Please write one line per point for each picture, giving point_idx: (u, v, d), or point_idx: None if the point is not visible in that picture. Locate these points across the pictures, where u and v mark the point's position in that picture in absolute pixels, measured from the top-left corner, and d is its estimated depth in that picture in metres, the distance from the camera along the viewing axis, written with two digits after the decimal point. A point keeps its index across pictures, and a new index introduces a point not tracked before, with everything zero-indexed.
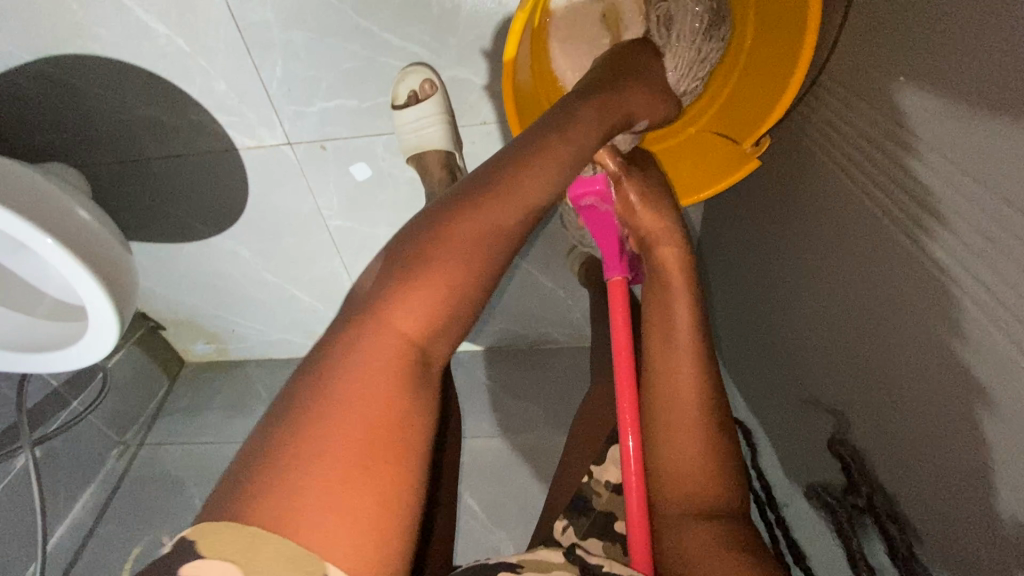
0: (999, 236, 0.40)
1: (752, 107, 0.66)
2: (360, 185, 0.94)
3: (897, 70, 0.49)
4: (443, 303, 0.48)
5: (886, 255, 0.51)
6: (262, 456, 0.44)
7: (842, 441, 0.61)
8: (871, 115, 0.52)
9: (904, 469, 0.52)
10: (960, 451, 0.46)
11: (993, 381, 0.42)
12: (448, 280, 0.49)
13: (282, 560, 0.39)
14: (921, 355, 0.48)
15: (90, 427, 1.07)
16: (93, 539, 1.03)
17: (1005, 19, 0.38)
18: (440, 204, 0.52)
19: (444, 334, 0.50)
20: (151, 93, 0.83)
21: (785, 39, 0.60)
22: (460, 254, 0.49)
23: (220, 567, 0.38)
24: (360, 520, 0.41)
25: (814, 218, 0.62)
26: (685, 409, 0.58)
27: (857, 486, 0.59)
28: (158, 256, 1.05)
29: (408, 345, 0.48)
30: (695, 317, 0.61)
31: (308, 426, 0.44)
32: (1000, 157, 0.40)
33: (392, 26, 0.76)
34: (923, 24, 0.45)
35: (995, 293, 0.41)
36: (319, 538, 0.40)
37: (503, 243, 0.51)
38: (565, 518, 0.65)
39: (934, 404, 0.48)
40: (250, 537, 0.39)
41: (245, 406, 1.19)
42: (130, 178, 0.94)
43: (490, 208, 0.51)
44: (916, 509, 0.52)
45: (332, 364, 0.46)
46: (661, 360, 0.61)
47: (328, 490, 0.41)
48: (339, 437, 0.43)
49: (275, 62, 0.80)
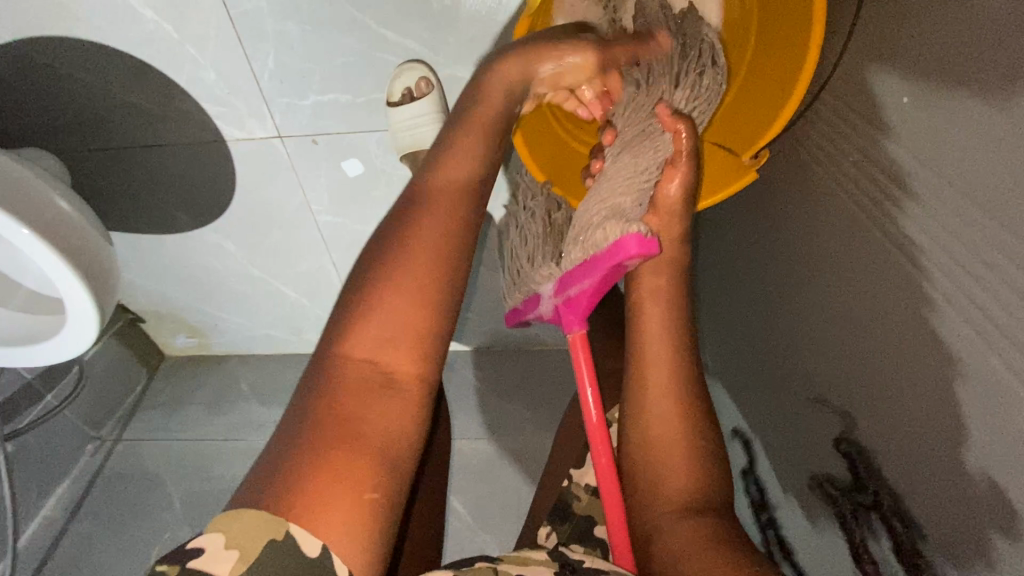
0: (995, 259, 0.39)
1: (751, 119, 0.65)
2: (352, 181, 0.92)
3: (902, 91, 0.47)
4: (393, 330, 0.49)
5: (869, 258, 0.51)
6: (246, 483, 0.44)
7: (848, 440, 0.56)
8: (872, 134, 0.51)
9: (906, 463, 0.49)
10: (947, 458, 0.45)
11: (989, 407, 0.40)
12: (407, 314, 0.50)
13: (254, 527, 0.41)
14: (914, 364, 0.47)
15: (63, 421, 1.04)
16: (66, 536, 1.01)
17: (997, 39, 0.38)
18: (375, 252, 0.53)
19: (408, 352, 0.50)
20: (137, 80, 0.81)
21: (789, 53, 0.59)
22: (395, 290, 0.50)
23: (209, 540, 0.41)
24: (330, 533, 0.42)
25: (815, 215, 0.60)
26: (659, 404, 0.55)
27: (864, 483, 0.55)
28: (140, 247, 1.02)
29: (373, 369, 0.48)
30: (670, 319, 0.58)
31: (274, 461, 0.44)
32: (994, 179, 0.39)
33: (389, 21, 0.75)
34: (927, 44, 0.44)
35: (987, 314, 0.40)
36: (294, 508, 0.42)
37: (433, 266, 0.52)
38: (548, 524, 0.64)
39: (921, 413, 0.47)
40: (233, 513, 0.42)
41: (226, 402, 1.16)
42: (113, 166, 0.91)
43: (409, 245, 0.52)
44: (923, 505, 0.48)
45: (300, 406, 0.47)
46: (648, 352, 0.57)
47: (304, 490, 0.42)
48: (299, 461, 0.44)
49: (267, 52, 0.78)
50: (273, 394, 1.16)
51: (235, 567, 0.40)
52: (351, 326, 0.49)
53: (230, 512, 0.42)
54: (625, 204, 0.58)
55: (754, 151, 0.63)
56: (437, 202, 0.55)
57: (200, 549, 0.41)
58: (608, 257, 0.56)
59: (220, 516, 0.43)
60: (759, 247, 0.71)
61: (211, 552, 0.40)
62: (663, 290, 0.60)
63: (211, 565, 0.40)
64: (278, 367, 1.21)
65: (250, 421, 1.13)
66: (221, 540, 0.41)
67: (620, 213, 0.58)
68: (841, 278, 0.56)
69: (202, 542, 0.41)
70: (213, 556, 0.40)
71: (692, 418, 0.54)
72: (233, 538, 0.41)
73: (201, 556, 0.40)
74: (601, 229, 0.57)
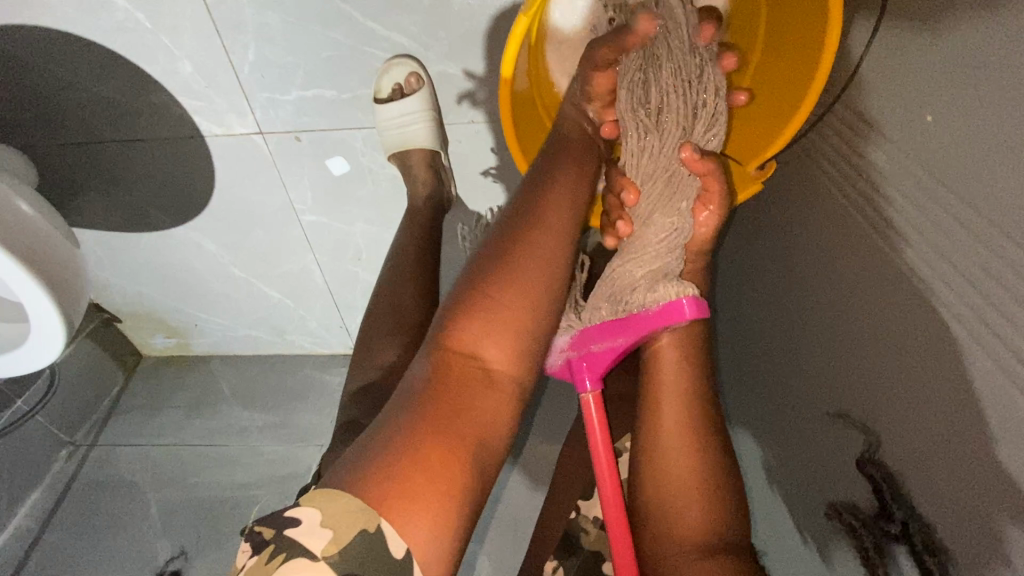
0: (1018, 289, 0.37)
1: (758, 128, 0.62)
2: (337, 180, 0.88)
3: (923, 109, 0.44)
4: (503, 325, 0.48)
5: (877, 278, 0.49)
6: (339, 467, 0.44)
7: (872, 461, 0.52)
8: (890, 151, 0.48)
9: (939, 493, 0.45)
10: (982, 493, 0.41)
11: (1010, 442, 0.38)
12: (518, 308, 0.49)
13: (349, 511, 0.40)
14: (941, 398, 0.44)
15: (35, 427, 1.00)
16: (37, 549, 0.97)
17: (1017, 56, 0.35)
18: (495, 234, 0.53)
19: (510, 350, 0.48)
20: (107, 71, 0.76)
21: (800, 60, 0.56)
22: (512, 280, 0.49)
23: (305, 514, 0.40)
24: (413, 534, 0.41)
25: (830, 226, 0.56)
26: (678, 441, 0.52)
27: (889, 510, 0.50)
28: (114, 246, 0.97)
29: (477, 365, 0.48)
30: (688, 349, 0.54)
31: (373, 445, 0.44)
32: (1017, 203, 0.36)
33: (377, 14, 0.71)
34: (955, 59, 0.41)
35: (1006, 344, 0.38)
36: (385, 503, 0.41)
37: (551, 263, 0.51)
38: (555, 558, 0.63)
39: (952, 444, 0.43)
40: (330, 491, 0.41)
41: (207, 406, 1.13)
42: (84, 162, 0.86)
43: (530, 235, 0.51)
44: (960, 540, 0.43)
45: (407, 392, 0.47)
46: (665, 386, 0.54)
47: (396, 483, 0.41)
48: (400, 450, 0.43)
49: (246, 44, 0.73)
50: (256, 398, 1.13)
51: (327, 548, 0.39)
52: (461, 316, 0.49)
53: (328, 490, 0.42)
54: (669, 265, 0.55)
55: (760, 162, 0.60)
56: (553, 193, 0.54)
57: (297, 519, 0.40)
58: (659, 319, 0.53)
59: (317, 492, 0.42)
60: (766, 257, 0.68)
61: (306, 525, 0.40)
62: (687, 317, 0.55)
63: (306, 538, 0.39)
64: (261, 369, 1.17)
65: (232, 426, 1.09)
66: (318, 516, 0.40)
67: (665, 273, 0.55)
68: (848, 297, 0.53)
69: (297, 513, 0.41)
70: (308, 530, 0.39)
71: (710, 453, 0.52)
72: (329, 518, 0.40)
73: (298, 528, 0.40)
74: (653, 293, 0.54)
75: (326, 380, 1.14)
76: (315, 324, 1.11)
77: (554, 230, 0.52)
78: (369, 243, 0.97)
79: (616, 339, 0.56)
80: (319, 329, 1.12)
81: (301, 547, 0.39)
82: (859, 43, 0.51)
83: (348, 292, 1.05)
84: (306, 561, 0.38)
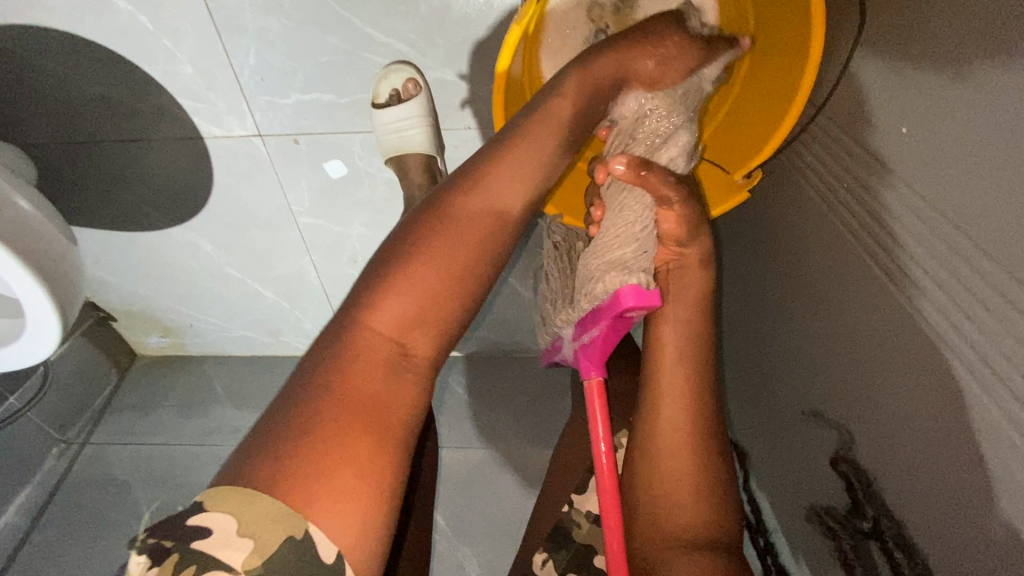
0: (985, 294, 0.38)
1: (745, 138, 0.64)
2: (335, 182, 0.90)
3: (901, 121, 0.46)
4: (420, 304, 0.49)
5: (861, 284, 0.51)
6: (253, 445, 0.43)
7: (845, 460, 0.55)
8: (872, 161, 0.49)
9: (907, 489, 0.47)
10: (949, 493, 0.42)
11: (979, 444, 0.39)
12: (435, 289, 0.49)
13: (273, 517, 0.39)
14: (916, 392, 0.45)
15: (28, 424, 1.00)
16: (25, 547, 0.97)
17: (992, 71, 0.37)
18: (424, 206, 0.52)
19: (427, 333, 0.49)
20: (110, 72, 0.77)
21: (785, 72, 0.58)
22: (432, 258, 0.49)
23: (215, 521, 0.39)
24: (331, 523, 0.41)
25: (817, 234, 0.58)
26: (677, 432, 0.52)
27: (861, 507, 0.53)
28: (111, 245, 0.98)
29: (390, 343, 0.48)
30: (695, 345, 0.55)
31: (277, 422, 0.44)
32: (989, 212, 0.38)
33: (375, 21, 0.72)
34: (931, 73, 0.42)
35: (974, 348, 0.39)
36: (311, 497, 0.41)
37: (478, 243, 0.51)
38: (545, 550, 0.62)
39: (926, 444, 0.44)
40: (243, 494, 0.40)
41: (199, 405, 1.13)
42: (83, 161, 0.87)
43: (458, 212, 0.51)
44: (927, 535, 0.45)
45: (319, 364, 0.46)
46: (667, 380, 0.54)
47: (320, 471, 0.42)
48: (314, 433, 0.43)
49: (247, 48, 0.75)
50: (250, 399, 1.13)
51: (247, 560, 0.38)
52: (378, 290, 0.48)
53: (239, 492, 0.40)
54: (627, 256, 0.56)
55: (747, 171, 0.62)
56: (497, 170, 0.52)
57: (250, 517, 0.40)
58: (608, 308, 0.55)
59: (226, 494, 0.40)
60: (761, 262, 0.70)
61: (218, 532, 0.39)
62: (687, 310, 0.56)
63: (222, 550, 0.38)
64: (256, 370, 1.17)
65: (225, 426, 1.09)
66: (233, 525, 0.39)
67: (623, 264, 0.56)
68: (835, 301, 0.55)
69: (207, 520, 0.39)
70: (222, 540, 0.38)
71: (709, 452, 0.52)
72: (249, 525, 0.39)
73: (207, 539, 0.38)
74: (600, 281, 0.55)
75: None
76: (310, 326, 1.12)
77: (513, 176, 0.53)
78: (365, 246, 0.98)
79: (595, 327, 0.57)
80: (314, 331, 1.13)
81: (216, 559, 0.38)
82: (839, 60, 0.54)
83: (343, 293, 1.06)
84: (222, 573, 0.37)
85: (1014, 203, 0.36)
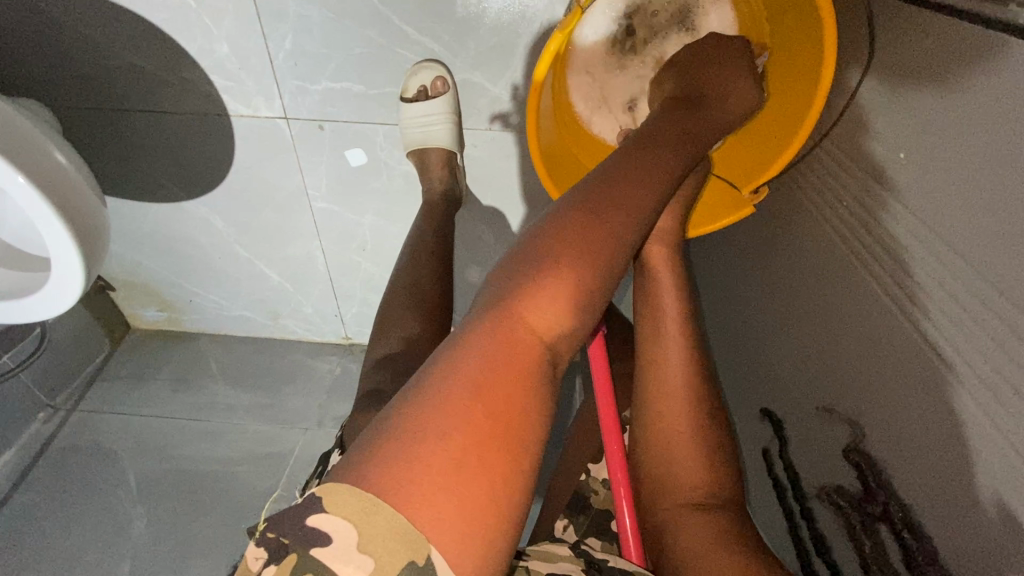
0: (972, 305, 0.43)
1: (756, 156, 0.69)
2: (353, 170, 0.92)
3: (899, 148, 0.50)
4: (570, 299, 0.43)
5: (856, 297, 0.56)
6: (367, 452, 0.36)
7: (858, 450, 0.57)
8: (872, 185, 0.54)
9: (916, 479, 0.49)
10: (944, 486, 0.46)
11: (968, 442, 0.44)
12: (587, 285, 0.44)
13: (390, 534, 0.33)
14: (908, 391, 0.49)
15: (18, 385, 1.00)
16: (5, 508, 0.95)
17: (978, 109, 0.42)
18: (570, 198, 0.47)
19: (569, 334, 0.44)
20: (148, 43, 0.79)
21: (799, 99, 0.63)
22: (585, 249, 0.44)
23: (337, 526, 0.34)
24: (443, 538, 0.34)
25: (823, 240, 0.61)
26: (672, 394, 0.56)
27: (873, 492, 0.54)
28: (122, 213, 0.99)
29: (540, 343, 0.42)
30: (682, 320, 0.58)
31: (404, 423, 0.37)
32: (976, 233, 0.43)
33: (413, 20, 0.76)
34: (923, 111, 0.47)
35: (960, 354, 0.44)
36: (422, 503, 0.34)
37: (627, 239, 0.46)
38: (566, 516, 0.65)
39: (922, 435, 0.48)
40: (363, 501, 0.34)
41: (193, 381, 1.13)
42: (108, 127, 0.89)
43: (609, 203, 0.46)
44: (935, 521, 0.47)
45: (452, 358, 0.40)
46: (650, 351, 0.58)
47: (439, 476, 0.35)
48: (449, 433, 0.36)
49: (285, 34, 0.78)
50: (245, 378, 1.14)
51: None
52: (529, 282, 0.43)
53: (364, 499, 0.34)
54: None
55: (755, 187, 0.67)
56: (634, 169, 0.49)
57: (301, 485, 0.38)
58: None
59: (347, 492, 0.35)
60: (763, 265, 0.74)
61: (336, 537, 0.34)
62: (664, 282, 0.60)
63: (339, 562, 0.33)
64: (252, 351, 1.18)
65: (218, 403, 1.10)
66: (354, 537, 0.34)
67: None
68: (843, 312, 0.58)
69: (329, 523, 0.34)
70: (343, 554, 0.33)
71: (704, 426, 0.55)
72: (369, 540, 0.34)
73: (328, 546, 0.34)
74: None
75: (316, 367, 1.16)
76: (311, 311, 1.14)
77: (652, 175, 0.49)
78: (376, 235, 1.01)
79: None
80: (315, 316, 1.15)
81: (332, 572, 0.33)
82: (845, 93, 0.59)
83: (349, 281, 1.08)
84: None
85: (1000, 227, 0.41)
